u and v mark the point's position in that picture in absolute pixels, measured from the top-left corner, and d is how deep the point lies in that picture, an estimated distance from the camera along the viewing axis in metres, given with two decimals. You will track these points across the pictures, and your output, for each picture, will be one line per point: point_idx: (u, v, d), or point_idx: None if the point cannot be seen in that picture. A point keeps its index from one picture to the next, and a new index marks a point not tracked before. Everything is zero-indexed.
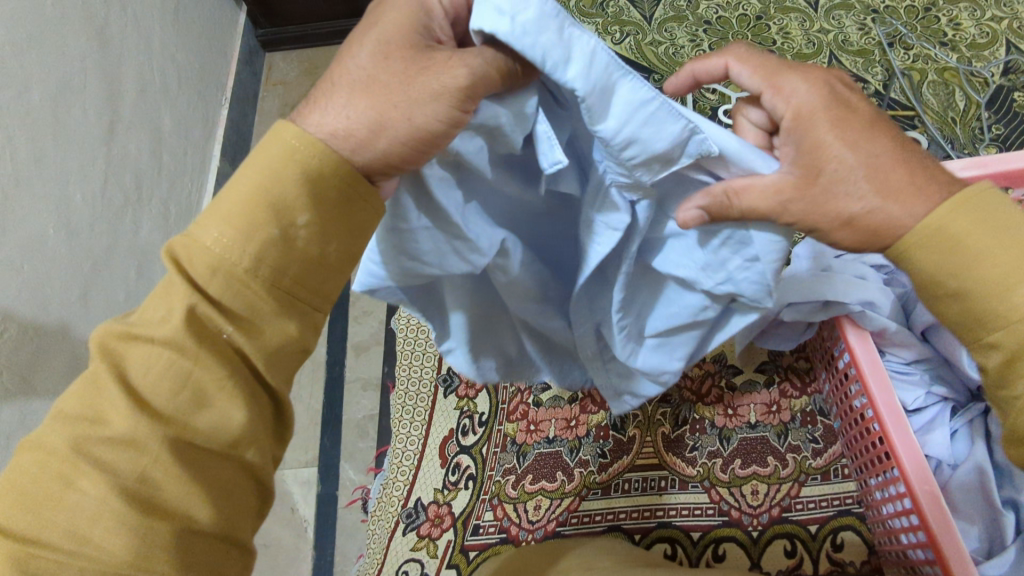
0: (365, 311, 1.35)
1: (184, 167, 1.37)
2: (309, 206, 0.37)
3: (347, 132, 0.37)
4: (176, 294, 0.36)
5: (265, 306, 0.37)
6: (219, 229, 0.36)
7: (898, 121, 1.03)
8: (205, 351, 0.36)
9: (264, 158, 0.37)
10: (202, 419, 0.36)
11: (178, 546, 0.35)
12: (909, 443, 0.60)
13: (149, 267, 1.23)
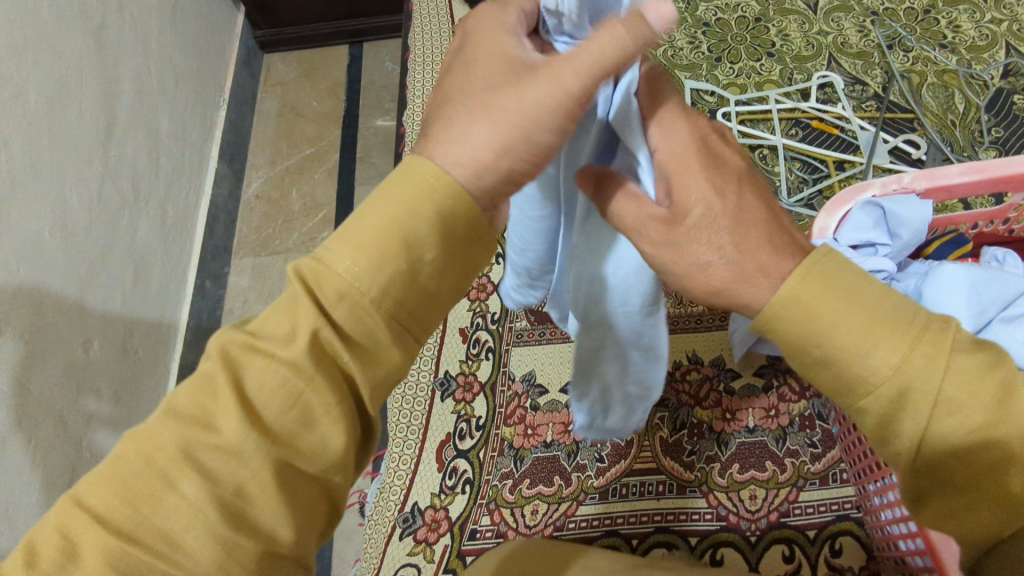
0: None
1: (183, 168, 1.36)
2: (437, 241, 0.35)
3: (474, 161, 0.36)
4: (301, 312, 0.34)
5: (382, 335, 0.35)
6: (351, 255, 0.34)
7: (896, 123, 1.03)
8: (319, 372, 0.34)
9: (402, 186, 0.35)
10: (305, 440, 0.34)
11: (262, 567, 0.32)
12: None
13: (146, 269, 1.23)
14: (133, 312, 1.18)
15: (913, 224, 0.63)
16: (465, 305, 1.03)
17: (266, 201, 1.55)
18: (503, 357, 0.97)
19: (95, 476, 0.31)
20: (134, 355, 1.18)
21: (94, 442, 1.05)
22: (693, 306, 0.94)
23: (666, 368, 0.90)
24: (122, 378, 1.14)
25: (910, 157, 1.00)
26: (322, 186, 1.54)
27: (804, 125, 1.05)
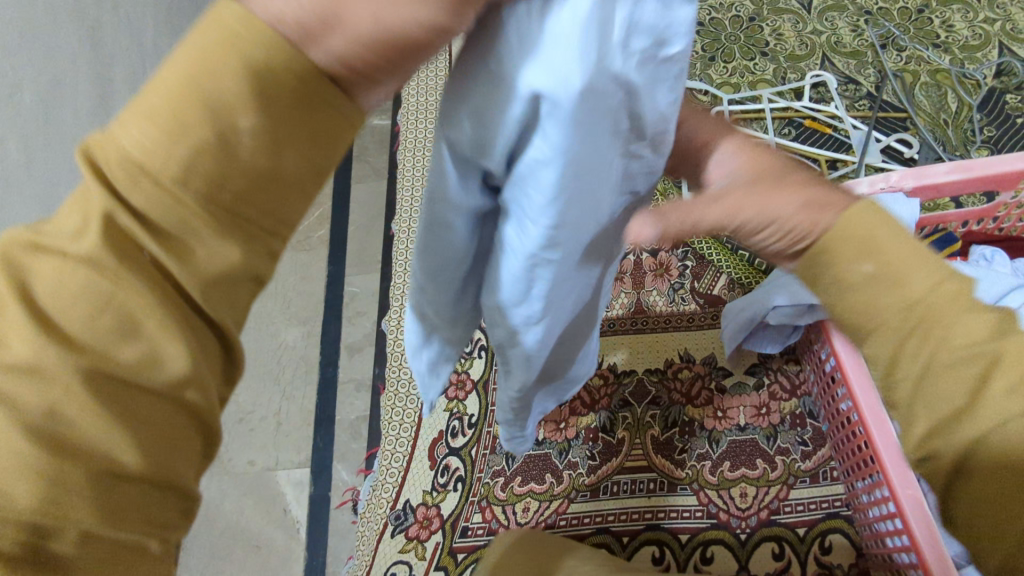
0: (358, 312, 1.36)
1: None
2: (259, 102, 0.23)
3: (293, 19, 0.22)
4: (93, 203, 0.24)
5: (203, 223, 0.24)
6: (137, 126, 0.23)
7: (889, 122, 1.03)
8: (128, 268, 0.24)
9: (194, 34, 0.22)
10: (125, 352, 0.24)
11: (100, 505, 0.24)
12: (894, 448, 0.60)
13: None
14: None
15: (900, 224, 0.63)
16: None
17: None
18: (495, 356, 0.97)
19: None
20: None
21: None
22: (686, 305, 0.94)
23: (658, 366, 0.90)
24: None
25: (902, 156, 1.00)
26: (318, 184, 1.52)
27: (796, 124, 1.05)
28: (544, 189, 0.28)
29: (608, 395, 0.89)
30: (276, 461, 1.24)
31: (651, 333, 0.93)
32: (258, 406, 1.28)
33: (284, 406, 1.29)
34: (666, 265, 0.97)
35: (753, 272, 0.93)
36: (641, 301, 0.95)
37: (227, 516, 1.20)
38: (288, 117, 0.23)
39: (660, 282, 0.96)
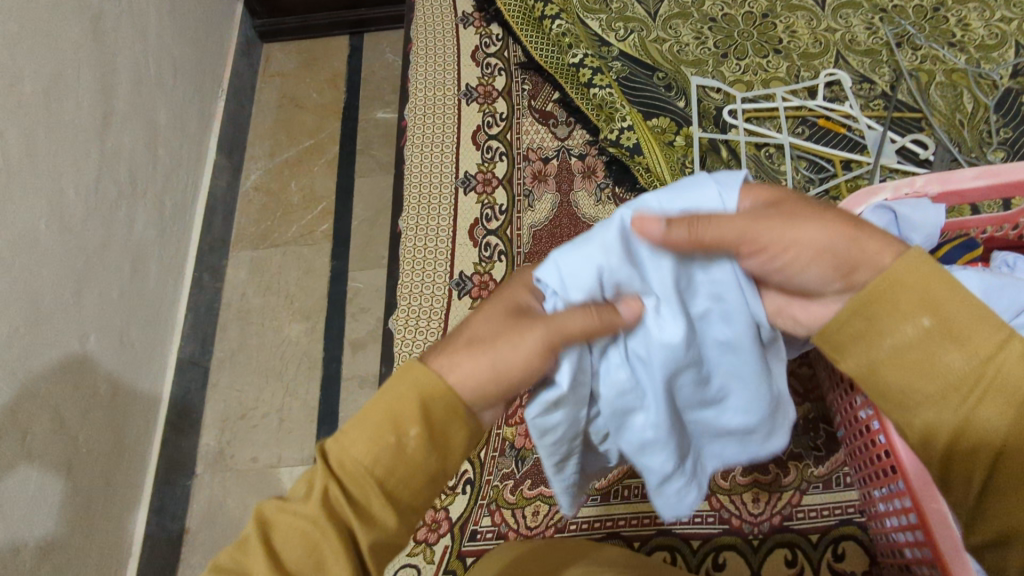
0: (362, 308, 1.35)
1: (181, 161, 1.35)
2: (420, 420, 0.45)
3: (474, 380, 0.47)
4: (359, 449, 0.45)
5: (416, 455, 0.46)
6: (366, 444, 0.45)
7: (903, 123, 1.02)
8: (385, 453, 0.45)
9: (402, 386, 0.46)
10: (399, 474, 0.45)
11: (372, 556, 0.45)
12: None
13: (144, 262, 1.22)
14: (132, 305, 1.18)
15: (926, 229, 0.62)
16: (465, 303, 0.99)
17: (264, 193, 1.51)
18: None
19: (259, 540, 0.43)
20: (132, 350, 1.17)
21: (92, 437, 1.04)
22: None
23: None
24: (120, 374, 1.13)
25: (917, 156, 0.99)
26: (322, 178, 1.49)
27: (810, 123, 1.04)
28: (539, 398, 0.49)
29: None
30: (279, 458, 1.25)
31: None
32: (263, 403, 1.30)
33: (288, 403, 1.30)
34: None
35: None
36: None
37: (230, 513, 1.23)
38: (447, 413, 0.47)
39: None
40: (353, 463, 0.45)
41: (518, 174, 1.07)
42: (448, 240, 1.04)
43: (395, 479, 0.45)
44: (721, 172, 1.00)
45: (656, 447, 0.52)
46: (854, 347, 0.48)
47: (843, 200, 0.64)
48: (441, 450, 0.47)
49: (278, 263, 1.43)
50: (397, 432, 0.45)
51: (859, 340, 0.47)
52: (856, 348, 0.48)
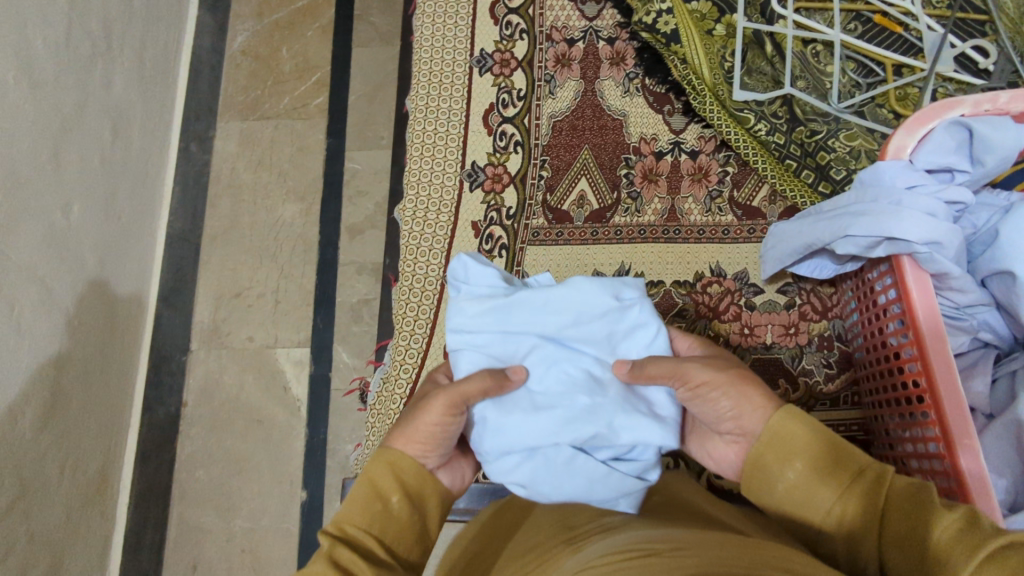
0: (360, 191, 1.28)
1: (156, 15, 1.23)
2: (396, 486, 0.53)
3: (420, 435, 0.54)
4: (356, 513, 0.51)
5: (403, 512, 0.53)
6: (359, 517, 0.51)
7: (966, 25, 0.93)
8: (381, 510, 0.52)
9: (382, 466, 0.53)
10: (395, 526, 0.52)
11: None
12: (952, 383, 0.54)
13: (126, 125, 1.13)
14: (115, 174, 1.10)
15: (1001, 152, 0.57)
16: (478, 197, 0.93)
17: (254, 57, 1.37)
18: (517, 256, 0.90)
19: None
20: (117, 222, 1.11)
21: (84, 308, 1.01)
22: (722, 216, 0.89)
23: (687, 279, 0.88)
24: (108, 246, 1.09)
25: (975, 65, 0.91)
26: (316, 44, 1.36)
27: (864, 19, 0.94)
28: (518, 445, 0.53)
29: None
30: (276, 339, 1.23)
31: (682, 244, 0.89)
32: (256, 283, 1.26)
33: (283, 284, 1.26)
34: (705, 170, 0.91)
35: (801, 187, 0.87)
36: (675, 209, 0.90)
37: (228, 390, 1.22)
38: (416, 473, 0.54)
39: (697, 189, 0.91)
40: (353, 528, 0.50)
41: (540, 56, 0.97)
42: (461, 125, 0.95)
43: (390, 533, 0.51)
44: (762, 69, 0.91)
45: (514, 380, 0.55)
46: (784, 468, 0.50)
47: (914, 112, 0.59)
48: (420, 502, 0.54)
49: (270, 136, 1.33)
50: (382, 500, 0.52)
51: (781, 463, 0.50)
52: (783, 470, 0.50)
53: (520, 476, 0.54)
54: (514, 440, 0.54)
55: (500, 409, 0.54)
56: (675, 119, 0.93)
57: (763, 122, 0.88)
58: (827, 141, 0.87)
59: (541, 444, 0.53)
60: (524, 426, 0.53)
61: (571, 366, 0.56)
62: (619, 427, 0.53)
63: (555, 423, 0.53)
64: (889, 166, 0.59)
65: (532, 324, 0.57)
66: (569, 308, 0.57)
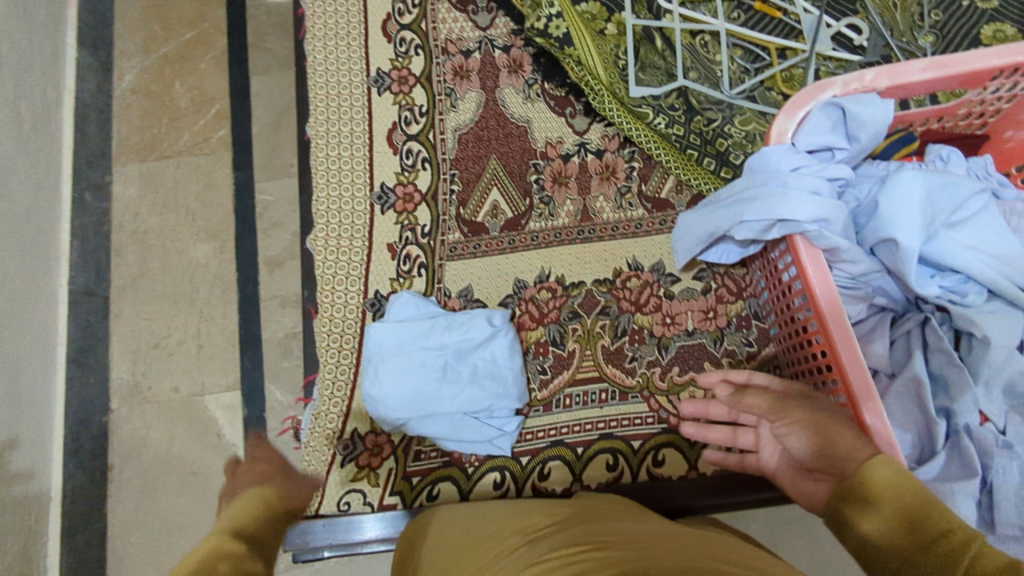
0: (275, 222, 1.24)
1: (29, 60, 1.15)
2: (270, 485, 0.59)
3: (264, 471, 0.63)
4: (246, 496, 0.55)
5: (279, 497, 0.57)
6: (247, 495, 0.56)
7: (840, 5, 0.97)
8: (262, 493, 0.57)
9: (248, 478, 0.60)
10: (275, 505, 0.56)
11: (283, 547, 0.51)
12: (857, 361, 0.57)
13: (9, 182, 1.06)
14: (1, 235, 1.03)
15: (872, 128, 0.60)
16: (390, 218, 0.91)
17: (145, 95, 1.31)
18: (437, 273, 0.89)
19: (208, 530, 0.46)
20: (10, 286, 1.04)
21: None
22: (633, 211, 0.91)
23: (606, 276, 0.89)
24: (3, 312, 1.01)
25: (852, 43, 0.96)
26: (210, 76, 1.31)
27: (745, 7, 0.98)
28: (398, 376, 0.80)
29: (558, 308, 0.88)
30: (202, 386, 1.18)
31: (598, 242, 0.90)
32: (175, 330, 1.20)
33: (204, 328, 1.20)
34: (612, 168, 0.92)
35: (704, 175, 0.88)
36: (588, 209, 0.91)
37: (156, 445, 1.16)
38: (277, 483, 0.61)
39: (607, 186, 0.92)
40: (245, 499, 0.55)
41: (437, 71, 0.96)
42: (365, 147, 0.94)
43: (276, 503, 0.56)
44: (655, 64, 0.93)
45: (406, 350, 0.81)
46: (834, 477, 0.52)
47: (790, 96, 0.62)
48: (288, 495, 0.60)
49: (172, 176, 1.27)
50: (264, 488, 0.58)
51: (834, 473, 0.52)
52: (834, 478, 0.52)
53: (397, 397, 0.79)
54: (395, 370, 0.80)
55: (390, 353, 0.82)
56: (578, 120, 0.94)
57: (662, 115, 0.90)
58: (724, 128, 0.88)
59: (415, 376, 0.80)
60: (406, 365, 0.80)
61: (456, 355, 0.81)
62: (484, 381, 0.80)
63: (430, 369, 0.80)
64: (774, 151, 0.62)
65: (430, 326, 0.82)
66: (460, 323, 0.82)
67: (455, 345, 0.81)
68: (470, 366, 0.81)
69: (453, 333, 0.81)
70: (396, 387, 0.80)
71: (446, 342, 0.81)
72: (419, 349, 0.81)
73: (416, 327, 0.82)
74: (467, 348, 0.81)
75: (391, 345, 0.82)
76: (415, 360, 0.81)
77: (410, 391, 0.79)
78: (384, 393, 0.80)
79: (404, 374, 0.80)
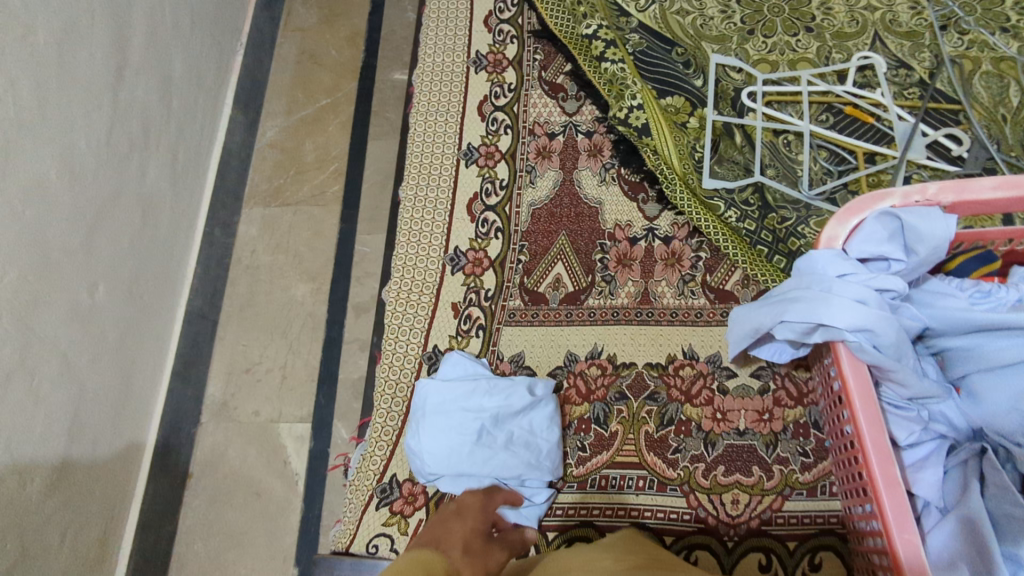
0: (367, 272, 1.35)
1: (194, 113, 1.36)
2: None
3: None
4: None
5: None
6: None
7: (939, 115, 0.94)
8: None
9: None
10: None
11: None
12: (898, 501, 0.54)
13: (155, 212, 1.23)
14: (142, 255, 1.19)
15: (934, 242, 0.58)
16: (459, 279, 0.97)
17: (279, 150, 1.49)
18: (493, 336, 0.93)
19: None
20: (140, 301, 1.19)
21: (101, 381, 1.08)
22: (694, 299, 0.90)
23: (659, 361, 0.88)
24: (130, 322, 1.17)
25: (950, 153, 0.92)
26: (335, 138, 1.48)
27: (836, 110, 0.97)
28: (435, 435, 0.83)
29: (605, 386, 0.88)
30: (279, 414, 1.27)
31: (654, 326, 0.90)
32: (265, 358, 1.32)
33: (290, 360, 1.31)
34: (678, 256, 0.93)
35: (771, 271, 0.87)
36: (649, 292, 0.92)
37: (231, 461, 1.25)
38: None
39: (670, 273, 0.93)
40: None
41: (522, 149, 1.03)
42: (446, 212, 1.01)
43: None
44: (734, 158, 0.94)
45: (447, 408, 0.84)
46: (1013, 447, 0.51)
47: (845, 204, 0.61)
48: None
49: (288, 221, 1.42)
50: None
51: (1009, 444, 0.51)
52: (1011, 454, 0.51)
53: (432, 455, 0.83)
54: (433, 428, 0.83)
55: (433, 409, 0.85)
56: (650, 207, 0.97)
57: (734, 209, 0.90)
58: (798, 228, 0.87)
59: (451, 437, 0.82)
60: (445, 424, 0.83)
61: (492, 421, 0.82)
62: (518, 450, 0.82)
63: (466, 431, 0.82)
64: (821, 255, 0.61)
65: (473, 388, 0.84)
66: (502, 389, 0.84)
67: (494, 410, 0.83)
68: (507, 433, 0.82)
69: (495, 398, 0.83)
70: (432, 443, 0.83)
71: (487, 406, 0.83)
72: (458, 410, 0.84)
73: (460, 388, 0.85)
74: (505, 414, 0.83)
75: (435, 401, 0.85)
76: (454, 421, 0.83)
77: (444, 451, 0.82)
78: (421, 450, 0.83)
79: (442, 433, 0.83)
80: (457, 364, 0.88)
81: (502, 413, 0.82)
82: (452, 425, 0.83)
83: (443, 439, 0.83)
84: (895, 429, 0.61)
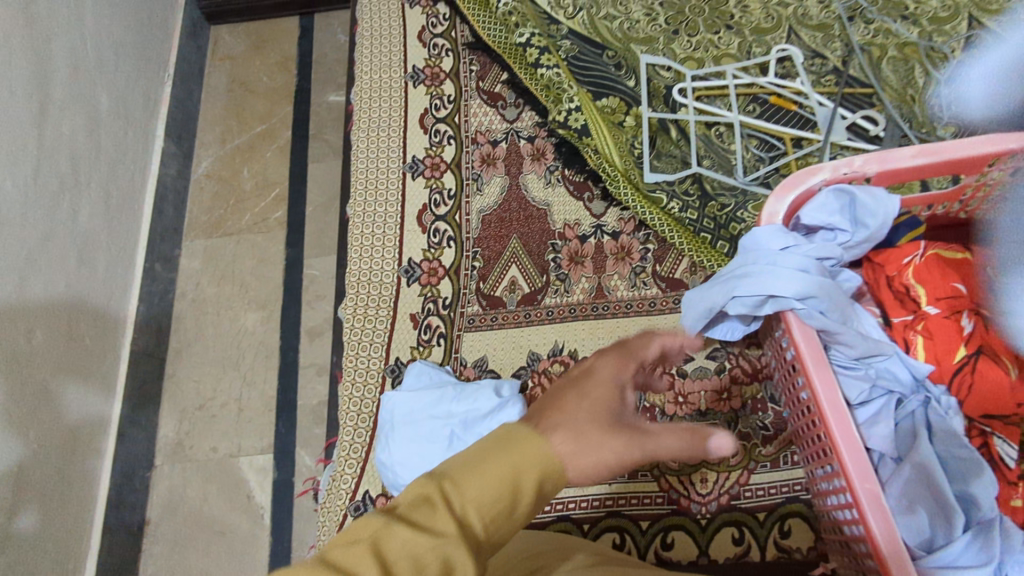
0: (318, 295, 1.33)
1: (125, 147, 1.31)
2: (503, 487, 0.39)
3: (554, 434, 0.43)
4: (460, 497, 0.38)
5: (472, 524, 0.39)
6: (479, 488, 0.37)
7: (855, 99, 1.01)
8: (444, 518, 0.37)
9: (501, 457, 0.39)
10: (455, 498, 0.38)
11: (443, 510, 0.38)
12: (857, 457, 0.57)
13: (91, 251, 1.19)
14: (79, 297, 1.14)
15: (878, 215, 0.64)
16: (415, 290, 0.97)
17: (216, 180, 1.47)
18: (454, 343, 0.93)
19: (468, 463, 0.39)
20: (81, 344, 1.14)
21: (45, 432, 1.02)
22: (647, 289, 0.93)
23: None
24: (73, 367, 1.11)
25: (868, 132, 0.99)
26: (274, 164, 1.46)
27: (761, 100, 1.03)
28: (407, 448, 0.83)
29: None
30: (238, 448, 1.23)
31: (611, 319, 0.92)
32: (219, 392, 1.28)
33: (245, 391, 1.28)
34: (627, 249, 0.96)
35: (717, 256, 0.90)
36: (603, 286, 0.94)
37: (191, 502, 1.21)
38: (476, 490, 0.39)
39: (621, 266, 0.95)
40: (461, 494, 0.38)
41: (466, 158, 1.04)
42: (396, 224, 1.01)
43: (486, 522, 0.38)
44: (671, 153, 0.98)
45: (415, 419, 0.84)
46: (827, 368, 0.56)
47: (782, 180, 0.65)
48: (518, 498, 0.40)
49: (232, 250, 1.39)
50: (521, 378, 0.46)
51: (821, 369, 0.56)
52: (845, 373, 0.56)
53: (405, 468, 0.82)
54: (403, 440, 0.83)
55: (401, 422, 0.85)
56: (596, 204, 0.99)
57: (676, 200, 0.93)
58: (738, 212, 0.90)
59: (422, 448, 0.82)
60: (415, 436, 0.83)
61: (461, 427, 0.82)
62: None
63: (435, 440, 0.82)
64: (764, 231, 0.64)
65: (439, 397, 0.84)
66: (468, 394, 0.84)
67: (462, 416, 0.83)
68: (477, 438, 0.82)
69: (462, 404, 0.83)
70: (404, 456, 0.83)
71: (455, 413, 0.83)
72: (427, 419, 0.84)
73: (426, 398, 0.85)
74: (473, 418, 0.82)
75: (403, 413, 0.85)
76: (423, 432, 0.83)
77: (416, 463, 0.82)
78: (394, 463, 0.83)
79: (413, 444, 0.82)
80: (422, 375, 0.88)
81: (470, 418, 0.82)
82: (422, 435, 0.83)
83: (415, 450, 0.82)
84: (847, 389, 0.64)
